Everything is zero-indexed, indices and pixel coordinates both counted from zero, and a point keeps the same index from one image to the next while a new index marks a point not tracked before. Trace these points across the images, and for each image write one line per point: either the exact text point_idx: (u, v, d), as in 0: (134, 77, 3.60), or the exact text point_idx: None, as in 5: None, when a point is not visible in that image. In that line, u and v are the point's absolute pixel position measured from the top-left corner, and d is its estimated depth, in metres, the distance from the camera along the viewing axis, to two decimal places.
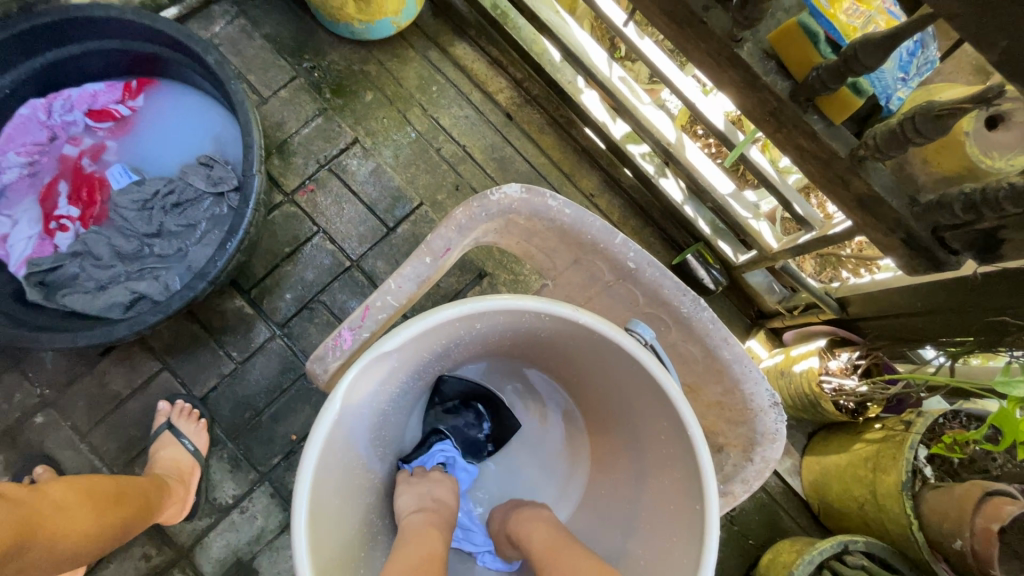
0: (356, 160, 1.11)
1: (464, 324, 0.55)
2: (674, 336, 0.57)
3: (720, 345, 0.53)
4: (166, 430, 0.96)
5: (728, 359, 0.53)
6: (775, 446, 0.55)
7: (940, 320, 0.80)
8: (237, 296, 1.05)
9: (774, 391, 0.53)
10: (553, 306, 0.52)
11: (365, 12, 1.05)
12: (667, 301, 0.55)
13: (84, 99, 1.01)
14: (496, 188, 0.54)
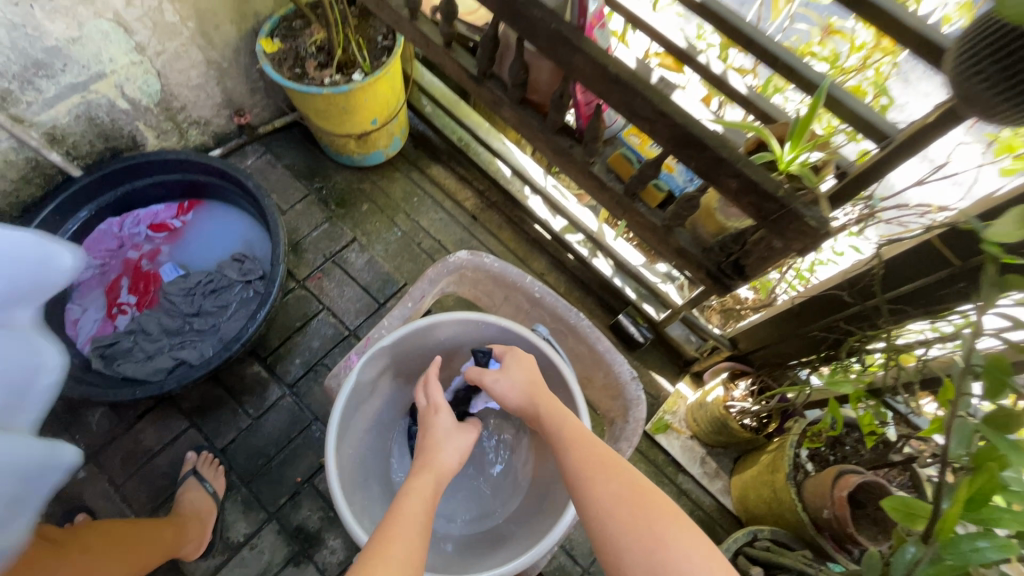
0: (354, 254, 1.43)
1: (433, 337, 0.84)
2: (572, 343, 0.85)
3: (597, 341, 0.81)
4: (191, 475, 1.14)
5: (602, 350, 0.81)
6: (641, 407, 0.79)
7: (790, 343, 1.08)
8: (255, 363, 1.29)
9: (631, 367, 0.79)
10: (489, 317, 0.81)
11: (363, 147, 1.45)
12: (564, 318, 0.84)
13: (147, 216, 1.33)
14: (452, 255, 0.85)
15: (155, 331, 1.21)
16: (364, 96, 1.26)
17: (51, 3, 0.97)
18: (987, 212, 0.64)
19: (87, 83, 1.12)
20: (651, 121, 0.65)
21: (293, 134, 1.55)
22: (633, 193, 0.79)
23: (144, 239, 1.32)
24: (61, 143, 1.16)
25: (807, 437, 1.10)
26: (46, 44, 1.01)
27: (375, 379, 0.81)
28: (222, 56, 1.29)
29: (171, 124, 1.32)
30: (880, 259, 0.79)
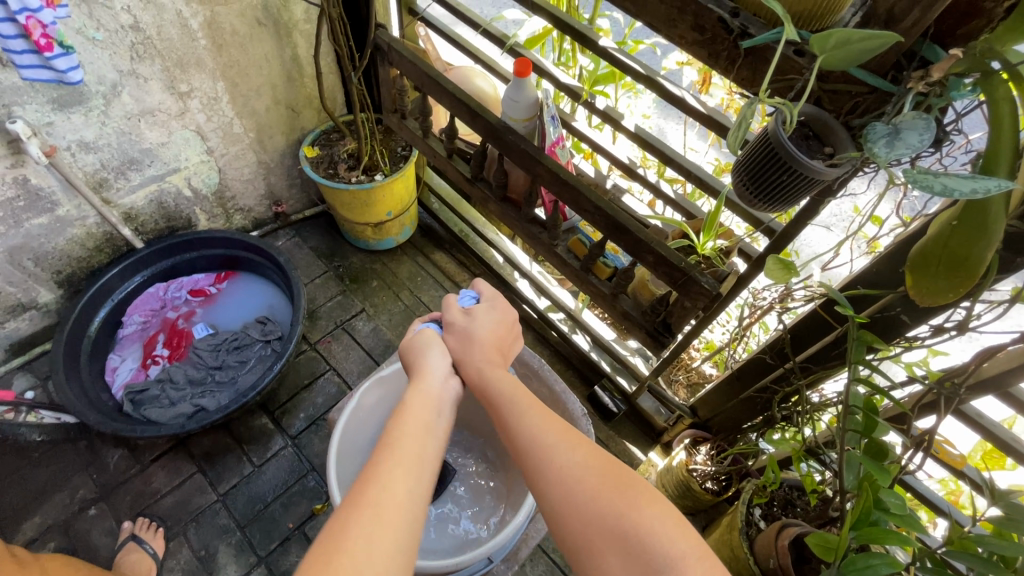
0: (361, 322, 1.63)
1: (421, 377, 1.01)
2: (535, 386, 1.01)
3: (554, 382, 0.98)
4: (130, 539, 1.19)
5: (559, 391, 0.97)
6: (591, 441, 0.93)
7: (738, 406, 1.24)
8: (263, 415, 1.42)
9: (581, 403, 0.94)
10: None
11: (378, 233, 1.72)
12: (527, 362, 1.01)
13: (189, 282, 1.53)
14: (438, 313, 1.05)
15: (181, 379, 1.37)
16: (383, 193, 1.55)
17: (154, 118, 1.28)
18: (846, 284, 0.83)
19: (165, 175, 1.40)
20: (592, 213, 0.89)
21: (320, 222, 1.83)
22: (586, 269, 1.00)
23: (183, 302, 1.51)
24: (133, 221, 1.42)
25: (756, 494, 1.20)
26: (142, 146, 1.30)
27: (369, 404, 0.97)
28: (271, 159, 1.60)
29: (220, 210, 1.60)
30: (783, 328, 0.99)
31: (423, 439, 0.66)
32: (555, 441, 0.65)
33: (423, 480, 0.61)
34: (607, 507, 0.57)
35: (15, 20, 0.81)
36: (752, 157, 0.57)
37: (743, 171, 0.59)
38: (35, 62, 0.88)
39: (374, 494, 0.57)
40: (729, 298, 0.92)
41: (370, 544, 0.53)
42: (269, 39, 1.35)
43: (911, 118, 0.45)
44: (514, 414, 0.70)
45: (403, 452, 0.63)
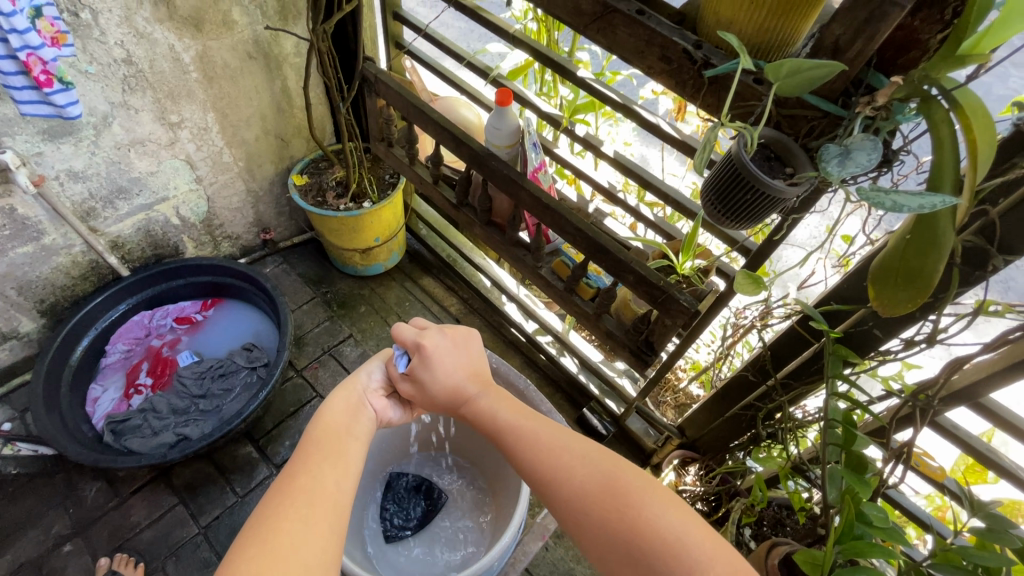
0: (349, 347, 1.62)
1: None
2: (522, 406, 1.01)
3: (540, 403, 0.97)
4: None
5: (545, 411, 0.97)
6: None
7: (724, 425, 1.25)
8: (248, 444, 1.40)
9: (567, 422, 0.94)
10: None
11: (365, 259, 1.73)
12: (514, 382, 1.01)
13: (174, 310, 1.52)
14: None
15: (163, 409, 1.35)
16: (370, 219, 1.57)
17: (143, 148, 1.30)
18: (820, 300, 0.86)
19: (154, 204, 1.42)
20: (573, 234, 0.91)
21: (308, 248, 1.85)
22: (571, 290, 1.02)
23: (168, 330, 1.50)
24: (119, 249, 1.42)
25: (745, 513, 1.20)
26: (131, 176, 1.32)
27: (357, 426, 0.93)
28: (260, 187, 1.63)
29: (208, 238, 1.61)
30: (763, 345, 1.01)
31: (343, 439, 0.67)
32: (556, 447, 0.65)
33: (348, 477, 0.63)
34: (613, 508, 0.58)
35: (15, 57, 0.83)
36: (720, 177, 0.60)
37: (712, 191, 0.61)
38: (35, 98, 0.90)
39: (303, 484, 0.59)
40: (710, 316, 0.94)
41: (298, 536, 0.54)
42: (259, 71, 1.39)
43: (860, 139, 0.49)
44: (511, 426, 0.69)
45: (329, 447, 0.65)
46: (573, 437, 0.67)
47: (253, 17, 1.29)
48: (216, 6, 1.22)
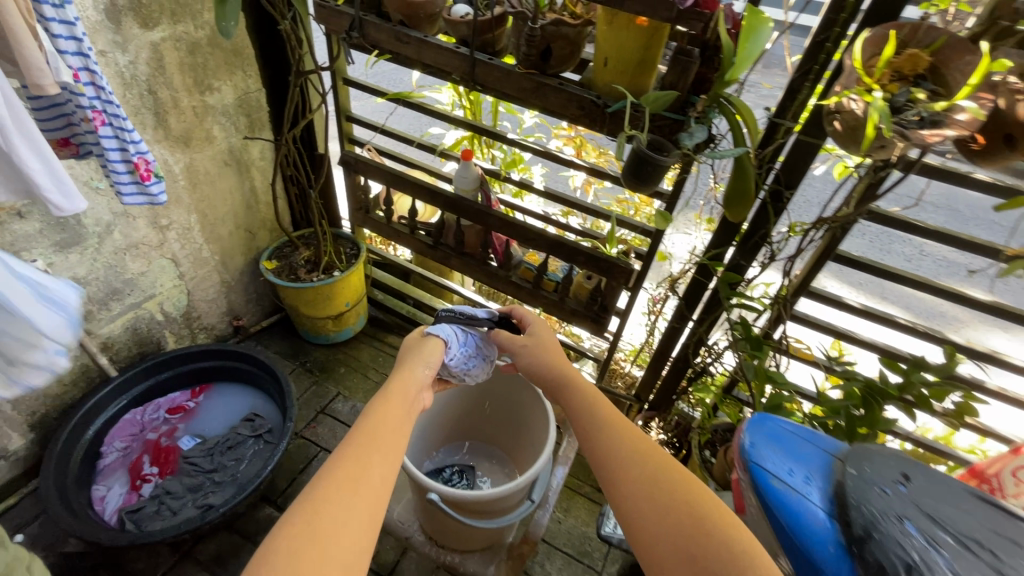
0: (339, 403, 1.77)
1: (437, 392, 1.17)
2: None
3: None
4: None
5: None
6: None
7: (667, 379, 1.61)
8: (267, 506, 1.47)
9: None
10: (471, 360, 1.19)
11: (337, 325, 1.92)
12: None
13: (165, 402, 1.59)
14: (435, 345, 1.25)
15: (179, 489, 1.40)
16: (341, 286, 1.80)
17: (137, 251, 1.45)
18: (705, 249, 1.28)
19: (142, 302, 1.54)
20: (535, 239, 1.27)
21: (277, 329, 1.99)
22: (538, 285, 1.36)
23: (162, 422, 1.56)
24: (108, 350, 1.50)
25: (702, 436, 1.53)
26: (125, 277, 1.45)
27: None
28: (232, 277, 1.79)
29: (187, 330, 1.72)
30: (677, 297, 1.41)
31: (391, 437, 0.74)
32: (635, 459, 0.71)
33: (388, 470, 0.69)
34: (659, 497, 0.66)
35: (127, 159, 0.96)
36: (631, 166, 0.97)
37: (627, 175, 0.99)
38: (134, 190, 1.01)
39: (353, 477, 0.66)
40: (639, 282, 1.32)
41: (342, 521, 0.61)
42: (233, 175, 1.63)
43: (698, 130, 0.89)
44: (593, 424, 0.78)
45: (380, 442, 0.72)
46: (646, 444, 0.74)
47: (228, 131, 1.56)
48: (201, 125, 1.47)
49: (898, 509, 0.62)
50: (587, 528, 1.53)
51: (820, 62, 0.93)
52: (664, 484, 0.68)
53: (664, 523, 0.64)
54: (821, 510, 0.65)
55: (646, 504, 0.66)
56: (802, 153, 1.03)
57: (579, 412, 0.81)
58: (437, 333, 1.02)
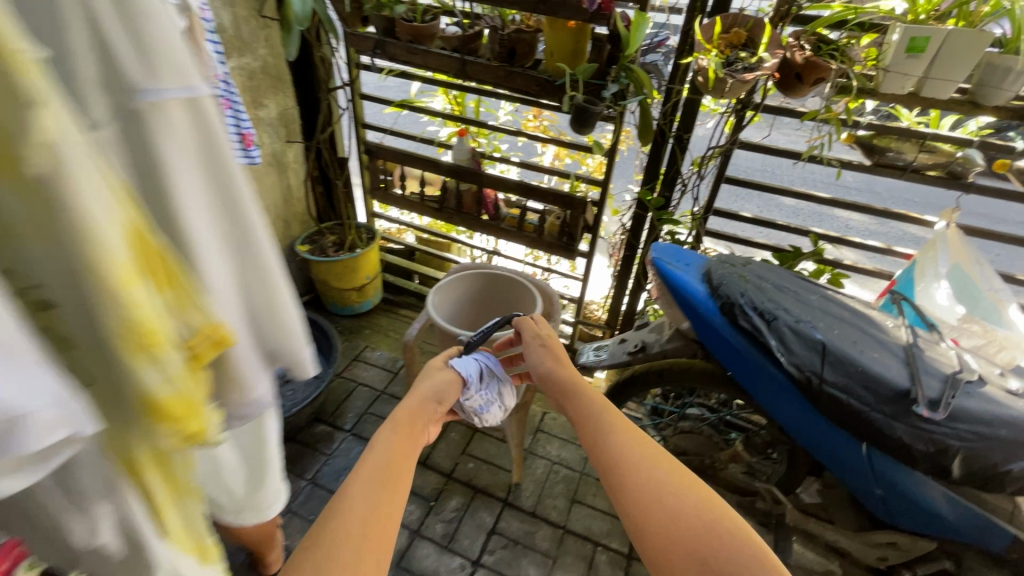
0: (368, 353, 2.16)
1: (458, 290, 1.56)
2: None
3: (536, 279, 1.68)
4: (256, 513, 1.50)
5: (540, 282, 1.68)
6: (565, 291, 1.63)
7: (628, 305, 2.07)
8: (321, 424, 1.85)
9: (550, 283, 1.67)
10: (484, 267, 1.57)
11: (359, 297, 2.34)
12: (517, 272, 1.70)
13: None
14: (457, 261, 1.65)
15: None
16: (363, 260, 2.23)
17: None
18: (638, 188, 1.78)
19: None
20: (515, 189, 1.76)
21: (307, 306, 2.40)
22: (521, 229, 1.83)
23: None
24: None
25: None
26: None
27: (438, 304, 1.50)
28: None
29: None
30: (625, 232, 1.89)
31: (399, 468, 0.69)
32: (649, 463, 0.68)
33: (397, 509, 0.64)
34: (671, 505, 0.62)
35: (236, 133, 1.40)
36: (574, 115, 1.45)
37: (572, 122, 1.47)
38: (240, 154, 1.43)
39: (352, 510, 0.60)
40: (594, 218, 1.80)
41: (347, 558, 0.56)
42: (275, 174, 2.08)
43: (614, 87, 1.38)
44: (608, 433, 0.74)
45: (381, 473, 0.66)
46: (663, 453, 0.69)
47: (273, 139, 2.02)
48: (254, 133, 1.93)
49: (743, 272, 1.12)
50: None
51: (688, 42, 1.44)
52: (688, 493, 0.63)
53: (686, 533, 0.59)
54: (700, 286, 1.11)
55: (664, 516, 0.61)
56: (690, 106, 1.54)
57: (590, 422, 0.77)
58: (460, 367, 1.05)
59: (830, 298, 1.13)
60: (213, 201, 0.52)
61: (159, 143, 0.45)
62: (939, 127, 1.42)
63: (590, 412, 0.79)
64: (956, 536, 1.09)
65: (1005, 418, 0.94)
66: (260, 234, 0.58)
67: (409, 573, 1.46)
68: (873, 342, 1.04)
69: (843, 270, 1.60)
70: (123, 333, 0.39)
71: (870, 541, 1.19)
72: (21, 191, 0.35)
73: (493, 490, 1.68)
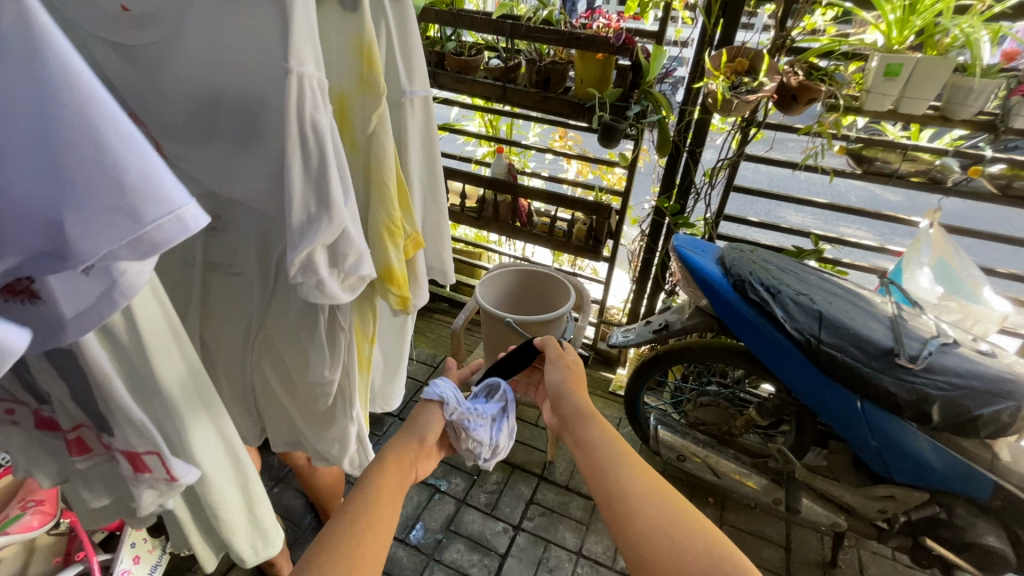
0: (410, 351, 2.38)
1: (499, 284, 1.77)
2: None
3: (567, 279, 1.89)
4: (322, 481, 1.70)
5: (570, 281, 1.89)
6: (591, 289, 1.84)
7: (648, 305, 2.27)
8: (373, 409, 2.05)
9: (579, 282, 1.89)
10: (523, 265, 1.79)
11: None
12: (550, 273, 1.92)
13: None
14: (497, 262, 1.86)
15: None
16: None
17: None
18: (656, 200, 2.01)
19: None
20: (546, 198, 1.98)
21: None
22: (552, 236, 2.06)
23: None
24: None
25: None
26: None
27: (484, 297, 1.72)
28: None
29: None
30: (645, 238, 2.11)
31: (387, 507, 0.69)
32: (645, 494, 0.69)
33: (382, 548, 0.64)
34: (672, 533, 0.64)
35: None
36: (602, 132, 1.69)
37: (600, 138, 1.70)
38: None
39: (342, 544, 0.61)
40: (617, 224, 2.03)
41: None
42: None
43: (636, 109, 1.62)
44: (616, 459, 0.74)
45: (370, 509, 0.67)
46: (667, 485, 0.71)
47: None
48: None
49: (751, 257, 1.33)
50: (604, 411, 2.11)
51: (699, 70, 1.70)
52: (692, 524, 0.65)
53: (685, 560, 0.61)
54: (715, 269, 1.32)
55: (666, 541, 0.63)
56: (701, 127, 1.78)
57: (598, 445, 0.78)
58: (437, 393, 0.91)
59: (828, 278, 1.33)
60: (424, 154, 0.87)
61: (408, 125, 0.81)
62: (919, 140, 1.65)
63: (601, 435, 0.79)
64: (944, 483, 1.26)
65: (976, 371, 1.13)
66: (446, 196, 0.94)
67: (458, 534, 1.63)
68: (864, 313, 1.23)
69: (844, 266, 1.79)
70: (385, 227, 0.75)
71: (871, 494, 1.35)
72: (354, 147, 0.73)
73: (529, 466, 1.85)
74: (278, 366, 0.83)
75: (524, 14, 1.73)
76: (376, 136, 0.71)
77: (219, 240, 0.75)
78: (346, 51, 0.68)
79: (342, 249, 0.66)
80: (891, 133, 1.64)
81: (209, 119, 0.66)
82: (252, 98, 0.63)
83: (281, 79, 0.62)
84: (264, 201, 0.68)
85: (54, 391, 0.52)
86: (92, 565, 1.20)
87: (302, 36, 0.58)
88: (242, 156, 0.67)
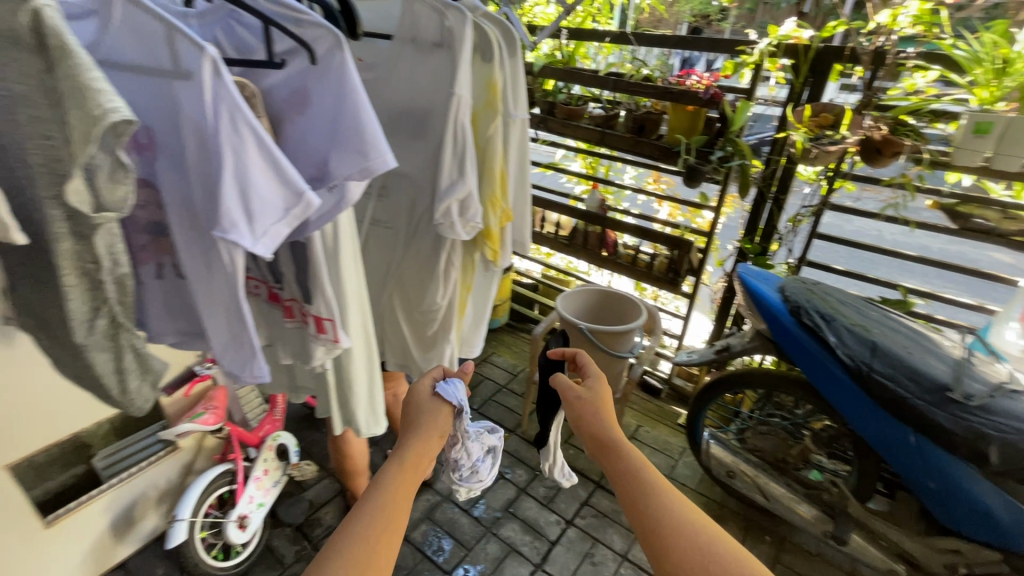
0: (496, 360, 2.65)
1: (581, 300, 1.99)
2: None
3: None
4: None
5: None
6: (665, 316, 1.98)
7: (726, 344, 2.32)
8: None
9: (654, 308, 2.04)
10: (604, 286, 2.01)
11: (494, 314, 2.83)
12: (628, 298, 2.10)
13: None
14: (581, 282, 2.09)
15: None
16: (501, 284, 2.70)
17: None
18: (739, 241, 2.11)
19: None
20: (633, 232, 2.18)
21: None
22: (634, 266, 2.25)
23: None
24: None
25: None
26: None
27: (565, 307, 1.95)
28: None
29: None
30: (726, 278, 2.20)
31: (398, 513, 0.68)
32: (691, 526, 0.66)
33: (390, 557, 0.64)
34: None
35: None
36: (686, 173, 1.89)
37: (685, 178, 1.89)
38: None
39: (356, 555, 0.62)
40: (698, 261, 2.16)
41: None
42: None
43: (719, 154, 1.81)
44: (656, 492, 0.70)
45: (382, 517, 0.66)
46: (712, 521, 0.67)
47: None
48: None
49: (811, 288, 1.44)
50: (670, 438, 2.18)
51: (785, 124, 1.84)
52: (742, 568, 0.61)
53: None
54: (774, 293, 1.45)
55: None
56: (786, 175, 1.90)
57: (632, 474, 0.73)
58: (451, 393, 0.86)
59: (893, 317, 1.38)
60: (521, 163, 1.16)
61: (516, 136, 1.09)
62: None
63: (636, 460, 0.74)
64: (1021, 544, 1.18)
65: None
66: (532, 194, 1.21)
67: (515, 516, 1.81)
68: (925, 350, 1.27)
69: (936, 322, 1.75)
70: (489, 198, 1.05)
71: (935, 546, 1.31)
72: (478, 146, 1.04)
73: (588, 473, 1.99)
74: (404, 297, 1.15)
75: (627, 72, 2.02)
76: (492, 138, 1.02)
77: (385, 203, 1.11)
78: (481, 84, 1.01)
79: (467, 204, 0.96)
80: (993, 191, 1.61)
81: (397, 122, 1.03)
82: (426, 109, 0.98)
83: (443, 101, 0.95)
84: (420, 175, 1.03)
85: (286, 273, 0.83)
86: (237, 465, 1.58)
87: (464, 74, 0.90)
88: (415, 144, 1.02)
